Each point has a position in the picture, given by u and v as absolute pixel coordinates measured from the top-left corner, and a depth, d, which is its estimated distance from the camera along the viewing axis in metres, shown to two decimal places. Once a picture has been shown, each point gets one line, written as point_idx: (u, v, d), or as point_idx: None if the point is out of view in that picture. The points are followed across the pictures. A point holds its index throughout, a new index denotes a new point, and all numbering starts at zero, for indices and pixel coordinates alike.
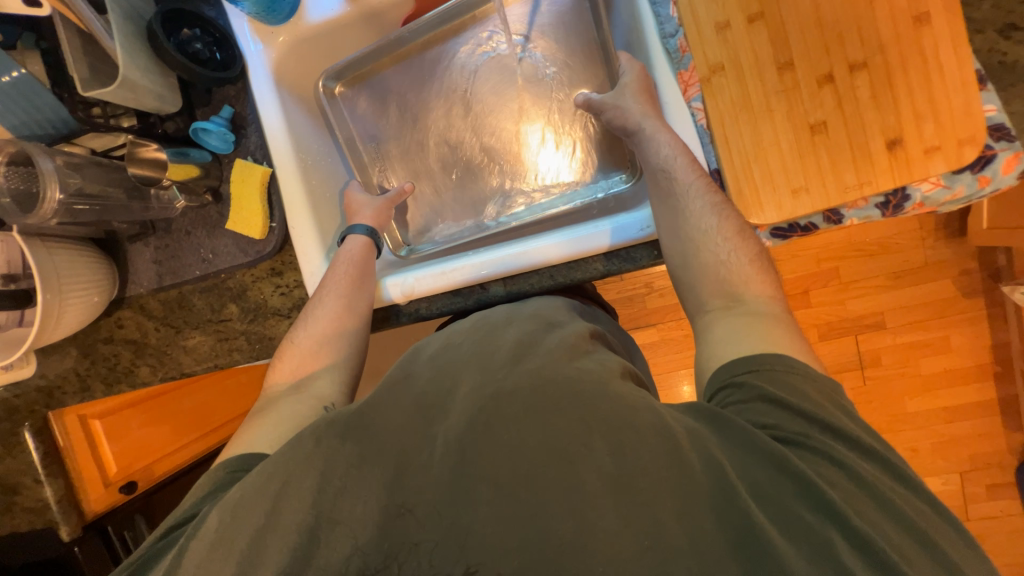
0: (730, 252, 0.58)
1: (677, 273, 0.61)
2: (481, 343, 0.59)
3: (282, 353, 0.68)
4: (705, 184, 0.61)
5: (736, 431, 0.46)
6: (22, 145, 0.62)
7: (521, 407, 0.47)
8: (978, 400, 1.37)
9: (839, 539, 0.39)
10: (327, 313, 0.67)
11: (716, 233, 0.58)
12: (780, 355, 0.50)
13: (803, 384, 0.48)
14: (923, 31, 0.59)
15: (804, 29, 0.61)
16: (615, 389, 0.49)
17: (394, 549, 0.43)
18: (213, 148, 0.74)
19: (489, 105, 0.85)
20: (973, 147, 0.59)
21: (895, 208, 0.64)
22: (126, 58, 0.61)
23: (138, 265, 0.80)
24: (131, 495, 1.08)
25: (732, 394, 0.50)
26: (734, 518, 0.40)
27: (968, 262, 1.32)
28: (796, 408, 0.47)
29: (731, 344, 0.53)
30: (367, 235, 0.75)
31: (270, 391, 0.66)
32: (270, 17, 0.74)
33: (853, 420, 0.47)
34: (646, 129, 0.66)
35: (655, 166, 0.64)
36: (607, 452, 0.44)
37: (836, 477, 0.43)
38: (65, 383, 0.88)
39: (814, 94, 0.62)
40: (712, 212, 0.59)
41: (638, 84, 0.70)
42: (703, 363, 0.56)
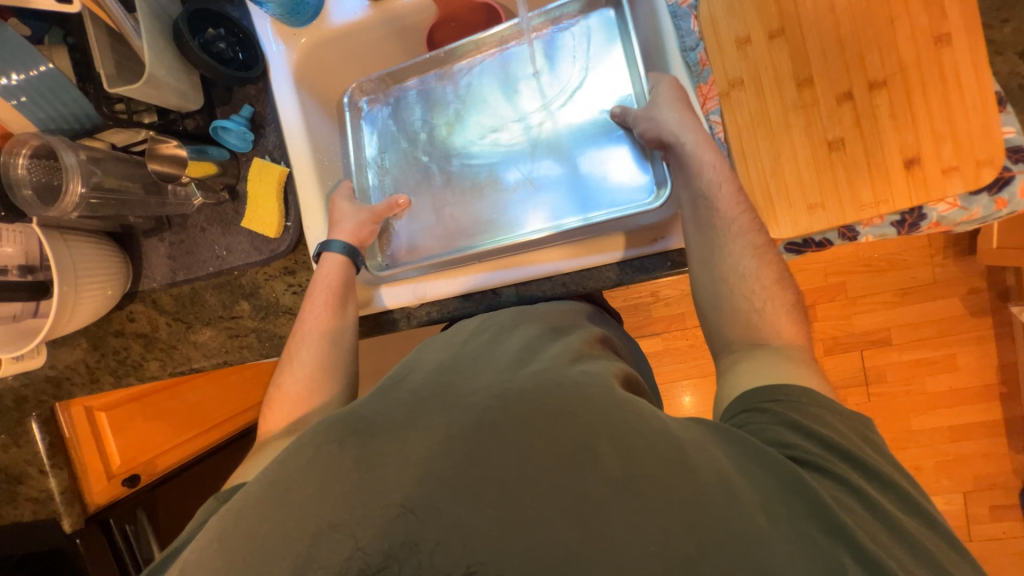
0: (766, 301, 0.57)
1: (706, 310, 0.61)
2: (486, 347, 0.60)
3: (271, 399, 0.67)
4: (747, 223, 0.60)
5: (753, 449, 0.47)
6: (47, 139, 0.63)
7: (532, 408, 0.47)
8: (983, 420, 1.36)
9: (847, 557, 0.39)
10: (311, 352, 0.68)
11: (753, 279, 0.58)
12: (807, 390, 0.51)
13: (826, 414, 0.49)
14: (943, 52, 0.59)
15: (824, 46, 0.62)
16: (619, 395, 0.49)
17: (394, 548, 0.41)
18: (232, 146, 0.75)
19: (505, 125, 0.83)
20: (991, 168, 0.59)
21: (910, 226, 0.64)
22: (151, 55, 0.61)
23: (152, 260, 0.81)
24: (134, 488, 1.08)
25: (755, 416, 0.51)
26: (739, 530, 0.40)
27: (977, 281, 1.32)
28: (814, 433, 0.48)
29: (755, 374, 0.54)
30: (344, 253, 0.73)
31: (261, 439, 0.65)
32: (293, 18, 0.74)
33: (870, 449, 0.48)
34: (686, 145, 0.64)
35: (696, 191, 0.62)
36: (612, 457, 0.44)
37: (852, 503, 0.43)
38: (74, 374, 0.88)
39: (833, 111, 0.62)
40: (752, 255, 0.59)
41: (674, 93, 0.66)
42: (728, 382, 0.57)
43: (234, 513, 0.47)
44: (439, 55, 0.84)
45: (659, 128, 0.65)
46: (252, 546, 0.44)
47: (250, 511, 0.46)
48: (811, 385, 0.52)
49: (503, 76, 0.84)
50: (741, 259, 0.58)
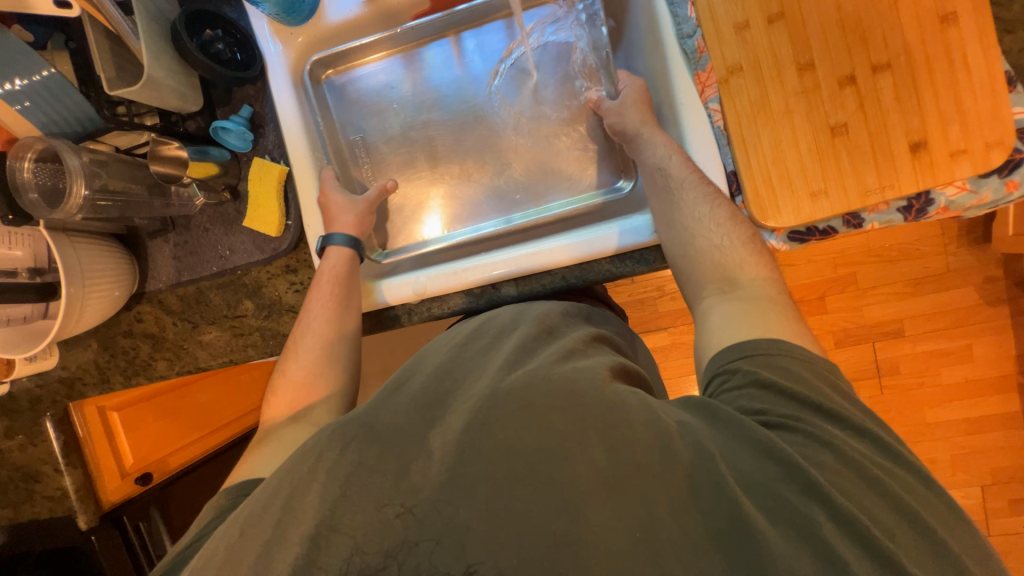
0: (725, 238, 0.58)
1: (677, 263, 0.61)
2: (486, 348, 0.60)
3: (276, 385, 0.68)
4: (697, 179, 0.62)
5: (725, 417, 0.46)
6: (50, 142, 0.64)
7: (527, 403, 0.47)
8: (1000, 412, 1.33)
9: (823, 518, 0.39)
10: (316, 339, 0.68)
11: (708, 219, 0.59)
12: (774, 340, 0.50)
13: (796, 366, 0.48)
14: (949, 31, 0.57)
15: (825, 29, 0.60)
16: (612, 394, 0.47)
17: (394, 548, 0.41)
18: (233, 146, 0.76)
19: (485, 112, 0.85)
20: (1001, 150, 0.57)
21: (918, 212, 0.62)
22: (150, 58, 0.62)
23: (158, 261, 0.82)
24: (146, 487, 1.09)
25: (725, 380, 0.50)
26: (721, 504, 0.40)
27: (992, 269, 1.28)
28: (783, 391, 0.47)
29: (726, 329, 0.53)
30: (349, 245, 0.74)
31: (265, 425, 0.66)
32: (289, 18, 0.75)
33: (841, 398, 0.47)
34: (642, 136, 0.67)
35: (651, 166, 0.65)
36: (602, 449, 0.43)
37: (825, 459, 0.43)
38: (85, 375, 0.90)
39: (834, 96, 0.61)
40: (705, 201, 0.60)
41: (637, 94, 0.71)
42: (703, 344, 0.56)
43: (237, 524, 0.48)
44: (409, 29, 0.83)
45: (620, 118, 0.70)
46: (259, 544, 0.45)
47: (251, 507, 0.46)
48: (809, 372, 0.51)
49: (479, 62, 0.85)
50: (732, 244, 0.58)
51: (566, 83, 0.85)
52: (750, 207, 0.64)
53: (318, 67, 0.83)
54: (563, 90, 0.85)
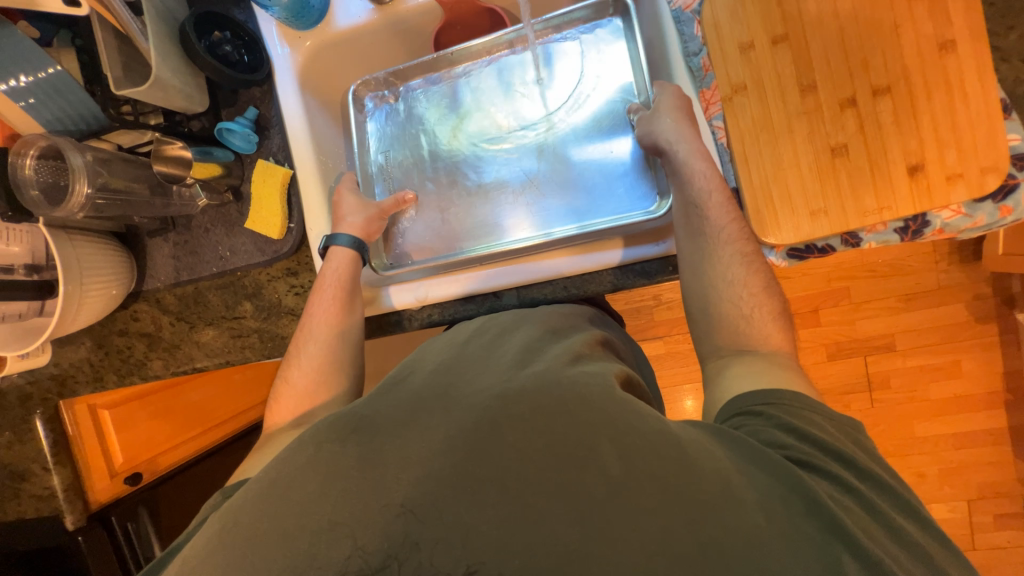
0: (754, 308, 0.58)
1: (695, 317, 0.62)
2: (487, 346, 0.60)
3: (278, 392, 0.68)
4: (735, 231, 0.60)
5: (749, 449, 0.47)
6: (54, 139, 0.63)
7: (533, 407, 0.47)
8: (988, 428, 1.35)
9: (846, 555, 0.40)
10: (318, 347, 0.68)
11: (740, 285, 0.59)
12: (800, 395, 0.51)
13: (819, 419, 0.49)
14: (948, 58, 0.59)
15: (828, 52, 0.62)
16: (620, 395, 0.49)
17: (395, 547, 0.41)
18: (236, 148, 0.75)
19: (511, 128, 0.84)
20: (996, 176, 0.59)
21: (914, 233, 0.63)
22: (158, 58, 0.62)
23: (157, 260, 0.81)
24: (136, 487, 1.08)
25: (749, 420, 0.51)
26: (738, 532, 0.40)
27: (982, 287, 1.31)
28: (809, 436, 0.48)
29: (743, 380, 0.54)
30: (352, 246, 0.73)
31: (268, 432, 0.66)
32: (298, 22, 0.75)
33: (862, 452, 0.48)
34: (679, 153, 0.64)
35: (687, 200, 0.63)
36: (614, 456, 0.44)
37: (847, 501, 0.43)
38: (78, 373, 0.89)
39: (835, 117, 0.62)
40: (739, 262, 0.59)
41: (675, 101, 0.68)
42: (720, 386, 0.56)
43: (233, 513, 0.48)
44: (449, 54, 0.84)
45: (652, 133, 0.67)
46: (253, 538, 0.45)
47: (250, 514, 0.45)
48: (798, 388, 0.52)
49: (511, 78, 0.85)
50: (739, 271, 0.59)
51: (600, 98, 0.80)
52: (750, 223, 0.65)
53: (359, 89, 0.86)
54: (594, 103, 0.80)
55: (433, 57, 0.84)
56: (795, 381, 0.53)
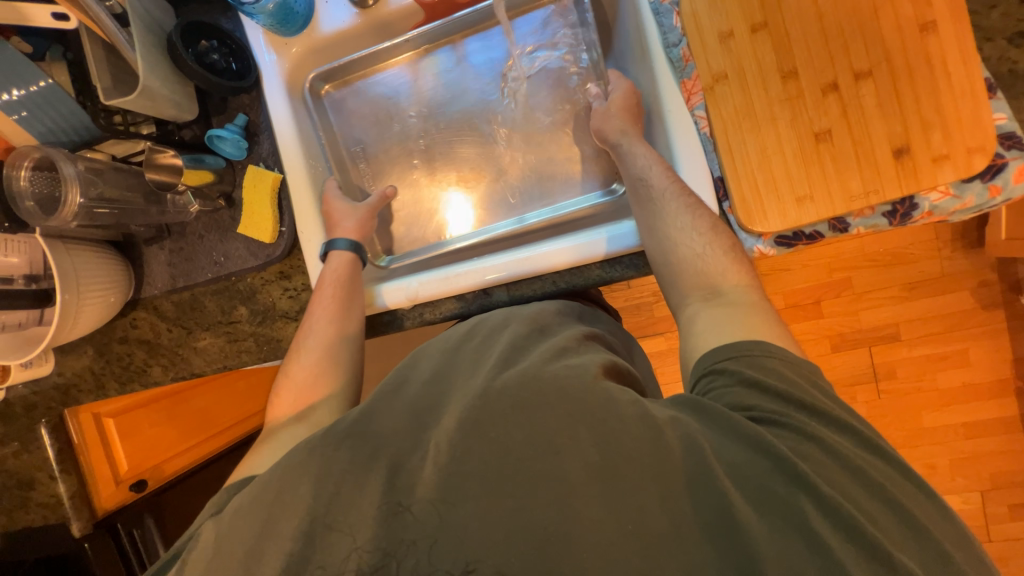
0: (706, 245, 0.58)
1: (660, 271, 0.61)
2: (478, 347, 0.61)
3: (280, 386, 0.68)
4: (678, 188, 0.62)
5: (715, 416, 0.46)
6: (47, 151, 0.65)
7: (513, 403, 0.47)
8: (998, 416, 1.33)
9: (810, 506, 0.39)
10: (319, 339, 0.69)
11: (691, 229, 0.59)
12: (759, 341, 0.50)
13: (781, 367, 0.48)
14: (929, 39, 0.58)
15: (808, 39, 0.61)
16: (604, 386, 0.48)
17: (391, 545, 0.42)
18: (228, 154, 0.77)
19: (485, 121, 0.87)
20: (983, 156, 0.58)
21: (903, 216, 0.63)
22: (145, 67, 0.63)
23: (153, 267, 0.83)
24: (141, 493, 1.10)
25: (714, 380, 0.50)
26: (708, 497, 0.41)
27: (987, 273, 1.29)
28: (769, 388, 0.47)
29: (709, 334, 0.53)
30: (351, 250, 0.75)
31: (270, 426, 0.66)
32: (284, 28, 0.76)
33: (823, 394, 0.47)
34: (623, 146, 0.69)
35: (634, 177, 0.66)
36: (590, 443, 0.44)
37: (814, 452, 0.42)
38: (81, 381, 0.91)
39: (818, 103, 0.62)
40: (686, 212, 0.60)
41: (625, 98, 0.73)
42: (691, 342, 0.54)
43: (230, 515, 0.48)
44: (404, 40, 0.84)
45: (602, 129, 0.72)
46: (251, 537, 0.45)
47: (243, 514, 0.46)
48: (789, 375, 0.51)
49: (478, 74, 0.87)
50: (710, 253, 0.58)
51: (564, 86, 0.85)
52: (737, 211, 0.65)
53: (318, 81, 0.85)
54: (560, 92, 0.85)
55: (388, 44, 0.85)
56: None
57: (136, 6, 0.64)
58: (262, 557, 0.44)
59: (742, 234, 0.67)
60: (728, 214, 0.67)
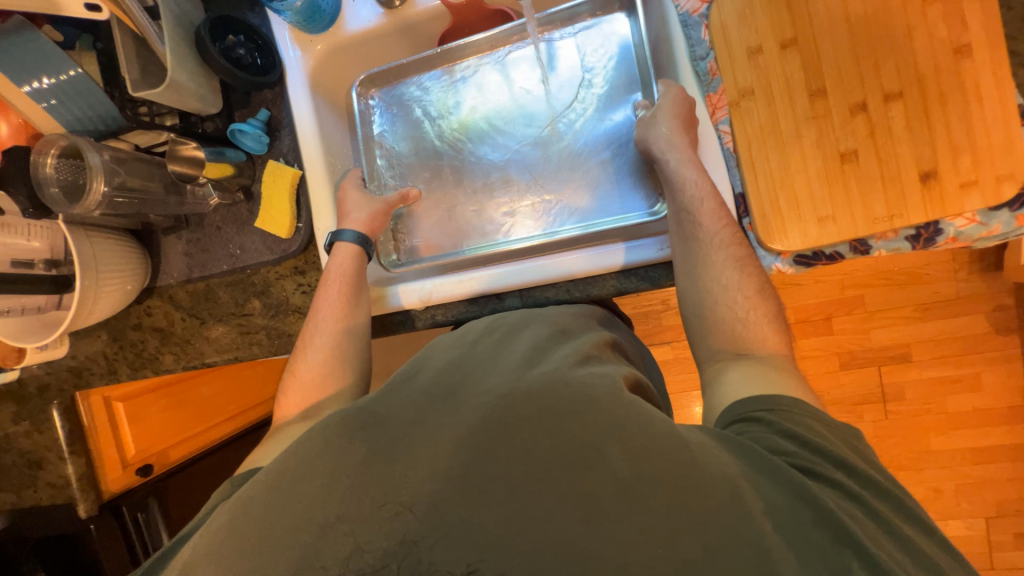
0: (748, 311, 0.58)
1: (693, 321, 0.62)
2: (493, 349, 0.60)
3: (287, 385, 0.69)
4: (728, 235, 0.61)
5: (754, 456, 0.46)
6: (73, 138, 0.65)
7: (539, 407, 0.47)
8: (1008, 443, 1.31)
9: (855, 563, 0.39)
10: (325, 340, 0.69)
11: (735, 288, 0.59)
12: (797, 400, 0.51)
13: (817, 425, 0.49)
14: (963, 63, 0.57)
15: (838, 57, 0.61)
16: (629, 398, 0.48)
17: (394, 548, 0.41)
18: (248, 148, 0.77)
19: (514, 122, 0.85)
20: (1012, 183, 0.57)
21: (926, 241, 0.62)
22: (173, 61, 0.64)
23: (170, 256, 0.84)
24: (146, 478, 1.10)
25: (749, 427, 0.50)
26: (749, 535, 0.39)
27: (1004, 298, 1.27)
28: (807, 441, 0.47)
29: (740, 386, 0.54)
30: (356, 242, 0.75)
31: (278, 423, 0.67)
32: (310, 26, 0.76)
33: (860, 458, 0.47)
34: (671, 162, 0.66)
35: (679, 206, 0.64)
36: (621, 459, 0.43)
37: (855, 510, 0.42)
38: (93, 365, 0.92)
39: (846, 122, 0.61)
40: (733, 266, 0.60)
41: (676, 105, 0.67)
42: (719, 392, 0.56)
43: (243, 503, 0.48)
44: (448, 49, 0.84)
45: (647, 139, 0.68)
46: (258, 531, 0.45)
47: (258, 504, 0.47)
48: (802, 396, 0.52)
49: (518, 74, 0.85)
50: (733, 281, 0.59)
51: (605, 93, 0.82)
52: (757, 228, 0.64)
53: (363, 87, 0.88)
54: (598, 96, 0.82)
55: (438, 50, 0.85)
56: (793, 389, 0.52)
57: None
58: (267, 551, 0.44)
59: (760, 251, 0.66)
60: (748, 231, 0.66)
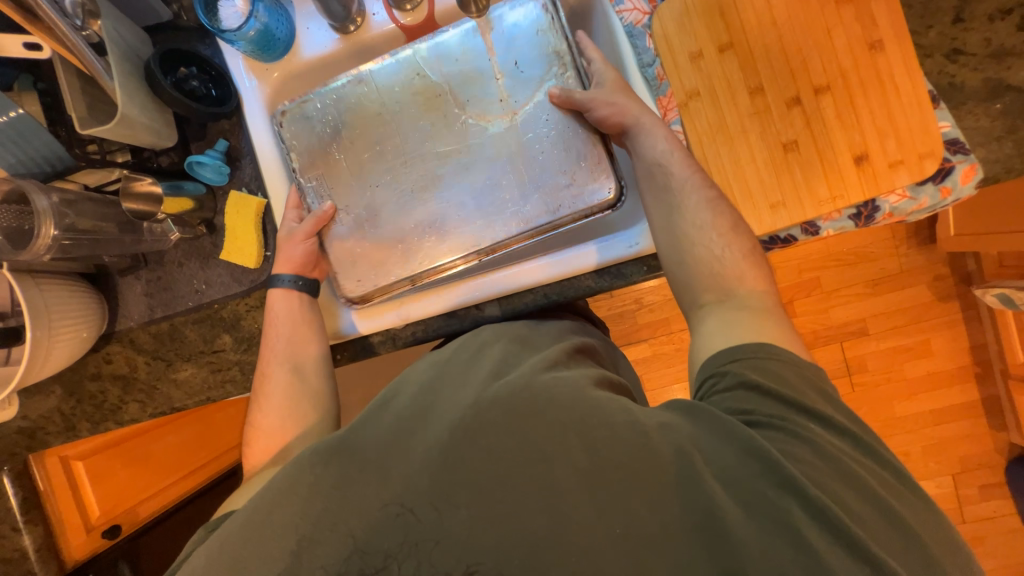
0: (724, 247, 0.58)
1: (673, 270, 0.61)
2: (465, 364, 0.58)
3: (249, 436, 0.68)
4: (697, 181, 0.62)
5: (710, 416, 0.46)
6: (18, 182, 0.63)
7: (505, 411, 0.47)
8: (960, 401, 1.41)
9: (796, 509, 0.40)
10: (280, 387, 0.68)
11: (710, 228, 0.59)
12: (764, 346, 0.50)
13: (782, 371, 0.48)
14: (878, 57, 0.64)
15: (770, 58, 0.66)
16: (595, 394, 0.48)
17: (394, 548, 0.43)
18: (208, 180, 0.75)
19: (456, 212, 0.72)
20: (933, 160, 0.63)
21: (867, 218, 0.68)
22: (124, 96, 0.62)
23: (129, 298, 0.80)
24: (115, 540, 1.05)
25: (716, 382, 0.51)
26: (698, 502, 0.41)
27: (941, 267, 1.38)
28: (769, 392, 0.47)
29: (722, 334, 0.54)
30: (290, 285, 0.71)
31: (249, 472, 0.67)
32: (265, 54, 0.74)
33: (827, 402, 0.48)
34: (640, 124, 0.65)
35: (648, 164, 0.64)
36: (581, 449, 0.44)
37: (802, 454, 0.44)
38: (48, 424, 0.85)
39: (784, 116, 0.66)
40: (706, 208, 0.60)
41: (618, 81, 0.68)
42: (701, 339, 0.56)
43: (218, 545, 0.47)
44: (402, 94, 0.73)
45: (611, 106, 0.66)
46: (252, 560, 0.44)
47: (241, 540, 0.46)
48: None
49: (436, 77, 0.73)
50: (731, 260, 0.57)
51: (539, 41, 0.71)
52: None
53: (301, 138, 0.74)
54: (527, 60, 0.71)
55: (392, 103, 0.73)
56: None
57: (113, 37, 0.63)
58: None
59: None
60: None
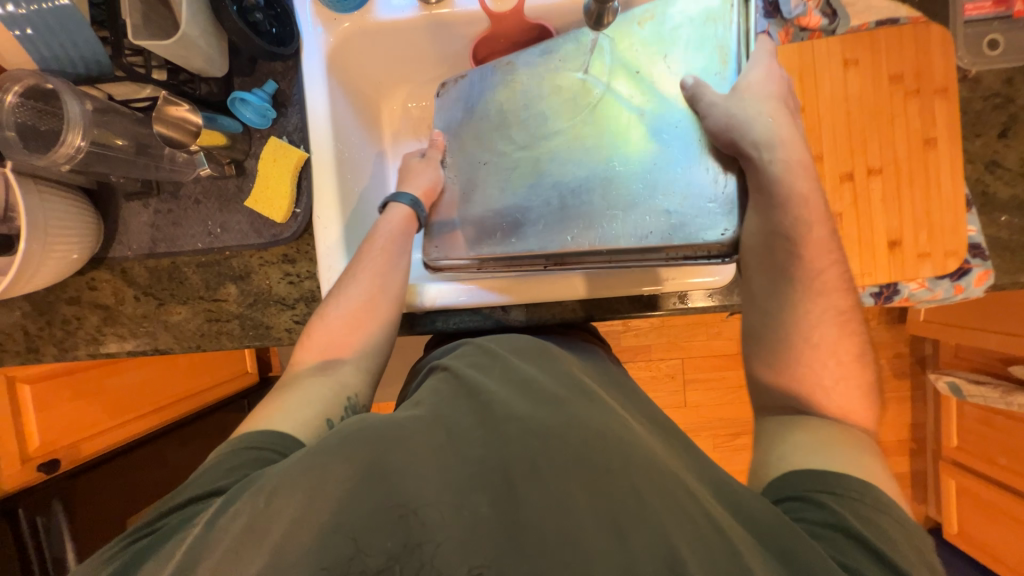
0: (823, 348, 0.55)
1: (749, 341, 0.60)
2: (525, 393, 0.51)
3: (311, 327, 0.65)
4: (829, 266, 0.57)
5: (808, 548, 0.41)
6: (51, 80, 0.57)
7: (569, 455, 0.43)
8: (893, 471, 1.53)
9: None
10: (362, 292, 0.64)
11: (812, 323, 0.56)
12: (868, 487, 0.46)
13: (890, 527, 0.44)
14: (930, 154, 0.67)
15: (835, 131, 0.69)
16: (672, 474, 0.44)
17: (397, 549, 0.37)
18: (247, 120, 0.71)
19: (537, 215, 0.67)
20: (955, 260, 0.68)
21: (886, 298, 0.72)
22: (188, 13, 0.58)
23: (130, 225, 0.74)
24: (53, 475, 0.96)
25: (807, 508, 0.46)
26: None
27: (902, 346, 1.48)
28: (876, 550, 0.42)
29: (809, 448, 0.50)
30: (410, 205, 0.71)
31: (292, 368, 0.62)
32: (337, 4, 0.70)
33: None
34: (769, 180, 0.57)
35: (771, 226, 0.58)
36: (666, 543, 0.38)
37: None
38: (7, 341, 0.78)
39: (835, 188, 0.69)
40: (816, 297, 0.56)
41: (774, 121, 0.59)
42: (781, 447, 0.52)
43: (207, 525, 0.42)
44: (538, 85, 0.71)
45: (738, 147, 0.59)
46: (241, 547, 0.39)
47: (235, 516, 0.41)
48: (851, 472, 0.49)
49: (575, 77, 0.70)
50: None
51: (705, 33, 0.65)
52: None
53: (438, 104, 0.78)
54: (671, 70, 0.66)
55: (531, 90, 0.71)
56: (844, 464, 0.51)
57: None
58: (251, 549, 0.39)
59: None
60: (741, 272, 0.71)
